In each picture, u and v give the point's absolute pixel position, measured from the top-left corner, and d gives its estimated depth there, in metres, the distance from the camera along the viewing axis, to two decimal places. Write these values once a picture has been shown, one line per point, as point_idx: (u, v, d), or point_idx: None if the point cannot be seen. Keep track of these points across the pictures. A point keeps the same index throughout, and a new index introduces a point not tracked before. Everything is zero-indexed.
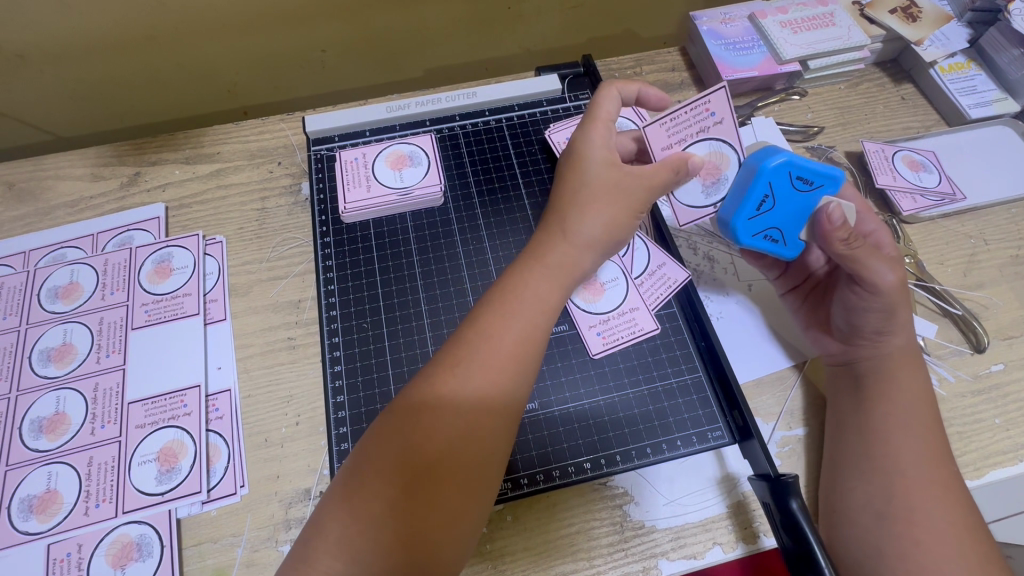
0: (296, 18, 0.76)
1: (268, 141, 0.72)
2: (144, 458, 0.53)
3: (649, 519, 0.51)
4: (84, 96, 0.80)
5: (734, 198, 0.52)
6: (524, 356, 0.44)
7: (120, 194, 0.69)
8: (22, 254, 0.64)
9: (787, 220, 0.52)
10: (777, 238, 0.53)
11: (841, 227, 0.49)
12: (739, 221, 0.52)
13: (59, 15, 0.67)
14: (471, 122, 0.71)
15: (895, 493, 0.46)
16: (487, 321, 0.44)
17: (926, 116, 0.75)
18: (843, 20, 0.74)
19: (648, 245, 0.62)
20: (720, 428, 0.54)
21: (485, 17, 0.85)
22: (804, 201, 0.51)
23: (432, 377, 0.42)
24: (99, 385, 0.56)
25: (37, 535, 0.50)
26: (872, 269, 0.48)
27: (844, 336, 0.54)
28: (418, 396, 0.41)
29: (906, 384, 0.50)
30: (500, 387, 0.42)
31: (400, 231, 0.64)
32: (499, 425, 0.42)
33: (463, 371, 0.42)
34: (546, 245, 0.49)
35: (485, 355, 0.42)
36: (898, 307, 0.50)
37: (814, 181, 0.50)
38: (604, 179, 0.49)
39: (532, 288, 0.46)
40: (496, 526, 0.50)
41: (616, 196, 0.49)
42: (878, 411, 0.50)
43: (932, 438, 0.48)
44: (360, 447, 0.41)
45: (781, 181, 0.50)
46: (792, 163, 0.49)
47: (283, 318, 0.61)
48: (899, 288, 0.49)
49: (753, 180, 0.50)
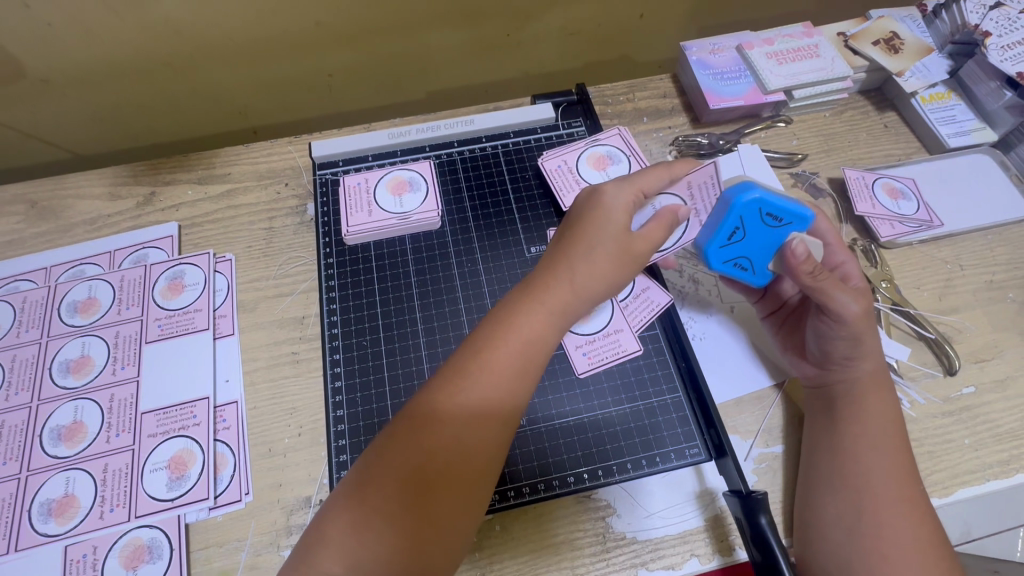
0: (304, 45, 0.81)
1: (276, 163, 0.75)
2: (155, 466, 0.56)
3: (630, 530, 0.54)
4: (104, 118, 0.84)
5: (710, 226, 0.56)
6: (516, 393, 0.46)
7: (137, 212, 0.72)
8: (44, 269, 0.68)
9: (755, 251, 0.56)
10: (745, 266, 0.57)
11: (805, 261, 0.51)
12: (711, 249, 0.56)
13: (83, 42, 0.72)
14: (468, 148, 0.74)
15: (861, 509, 0.49)
16: (482, 349, 0.46)
17: (908, 144, 0.78)
18: (827, 51, 0.77)
19: None
20: (696, 445, 0.57)
21: (486, 44, 0.89)
22: (773, 235, 0.54)
23: (429, 404, 0.44)
24: (114, 396, 0.60)
25: (55, 537, 0.53)
26: (834, 300, 0.52)
27: (818, 359, 0.56)
28: (418, 416, 0.44)
29: (876, 407, 0.53)
30: (491, 419, 0.45)
31: (399, 252, 0.67)
32: (491, 449, 0.45)
33: (459, 394, 0.45)
34: (547, 286, 0.49)
35: (480, 379, 0.45)
36: (864, 334, 0.53)
37: (783, 218, 0.53)
38: (617, 236, 0.51)
39: (529, 321, 0.48)
40: (485, 535, 0.53)
41: (622, 254, 0.51)
42: (848, 431, 0.53)
43: (898, 458, 0.51)
44: (361, 462, 0.44)
45: (749, 218, 0.53)
46: (762, 201, 0.52)
47: (287, 333, 0.64)
48: (863, 317, 0.52)
49: (725, 213, 0.53)
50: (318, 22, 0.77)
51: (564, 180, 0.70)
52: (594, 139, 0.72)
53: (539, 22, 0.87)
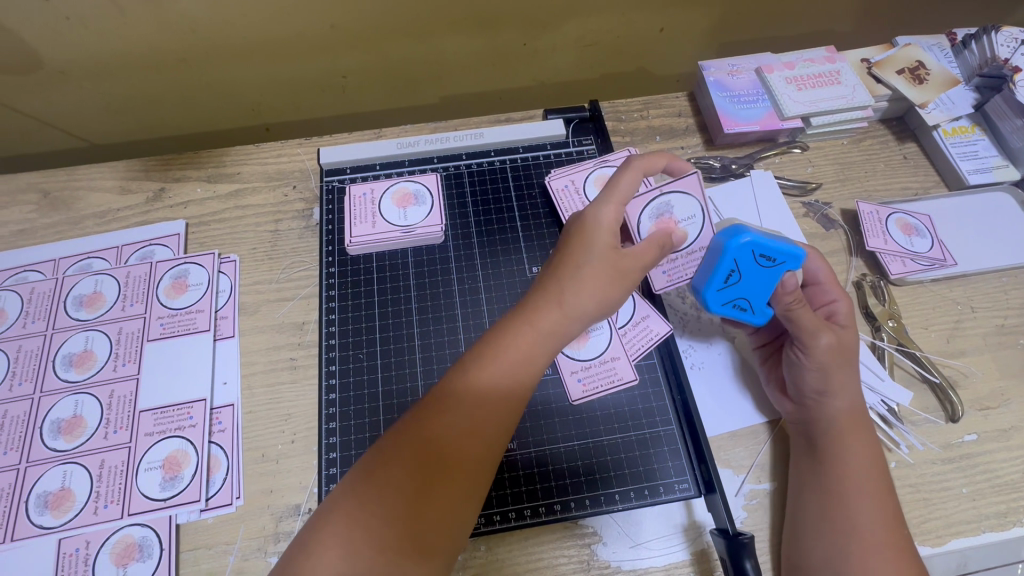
0: (319, 46, 0.80)
1: (285, 165, 0.76)
2: (150, 465, 0.57)
3: (615, 559, 0.54)
4: (120, 110, 0.85)
5: (707, 268, 0.56)
6: (505, 411, 0.47)
7: (146, 208, 0.73)
8: (53, 261, 0.69)
9: (754, 292, 0.55)
10: (745, 308, 0.56)
11: (791, 292, 0.54)
12: (709, 292, 0.56)
13: (99, 36, 0.72)
14: (476, 162, 0.74)
15: (844, 550, 0.49)
16: (473, 370, 0.47)
17: (927, 177, 0.76)
18: (849, 78, 0.76)
19: (635, 297, 0.64)
20: (686, 480, 0.57)
21: (501, 52, 0.88)
22: (768, 276, 0.54)
23: (419, 420, 0.45)
24: (114, 392, 0.61)
25: (50, 529, 0.54)
26: (803, 329, 0.54)
27: (795, 395, 0.56)
28: (410, 430, 0.44)
29: (866, 451, 0.53)
30: (479, 436, 0.45)
31: (401, 265, 0.67)
32: (479, 466, 0.45)
33: (447, 413, 0.45)
34: (541, 307, 0.50)
35: (469, 398, 0.46)
36: (833, 368, 0.54)
37: (776, 258, 0.53)
38: (612, 255, 0.52)
39: (522, 338, 0.49)
40: (469, 556, 0.54)
41: (616, 275, 0.52)
42: (836, 471, 0.52)
43: (884, 500, 0.51)
44: (348, 479, 0.44)
45: (743, 260, 0.54)
46: (756, 243, 0.53)
47: (286, 339, 0.64)
48: (830, 350, 0.54)
49: (719, 256, 0.54)
50: (334, 25, 0.77)
51: (570, 201, 0.69)
52: (603, 160, 0.71)
53: (556, 32, 0.86)
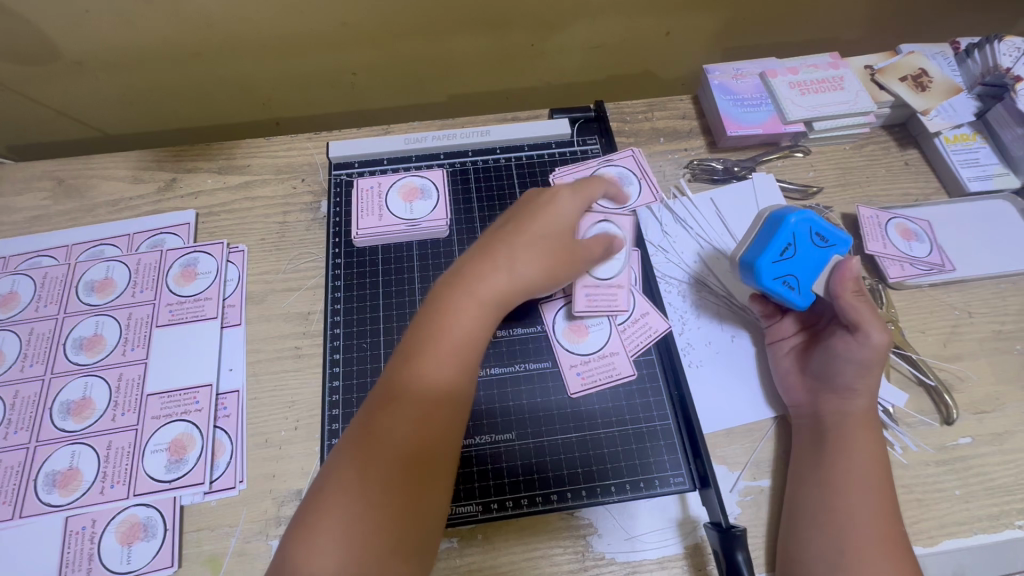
0: (330, 43, 0.82)
1: (294, 158, 0.77)
2: (156, 447, 0.58)
3: (610, 551, 0.55)
4: (133, 102, 0.87)
5: (761, 242, 0.57)
6: (458, 384, 0.49)
7: (157, 197, 0.75)
8: (66, 247, 0.70)
9: (804, 270, 0.56)
10: (793, 286, 0.56)
11: (854, 279, 0.54)
12: (764, 262, 0.56)
13: (116, 29, 0.74)
14: (482, 158, 0.75)
15: (839, 542, 0.50)
16: (420, 354, 0.49)
17: (927, 184, 0.77)
18: (853, 84, 0.76)
19: (636, 294, 0.65)
20: (681, 474, 0.58)
21: (509, 52, 0.89)
22: (819, 256, 0.56)
23: (374, 412, 0.46)
24: (123, 375, 0.62)
25: (58, 507, 0.55)
26: (864, 321, 0.54)
27: (823, 384, 0.57)
28: (361, 429, 0.46)
29: (869, 447, 0.54)
30: (438, 412, 0.47)
31: (405, 258, 0.69)
32: (443, 439, 0.46)
33: (399, 401, 0.46)
34: (484, 285, 0.53)
35: (419, 381, 0.47)
36: (875, 365, 0.54)
37: (829, 239, 0.56)
38: (547, 237, 0.56)
39: (465, 317, 0.51)
40: (467, 543, 0.55)
41: (554, 254, 0.56)
42: (836, 466, 0.53)
43: (884, 497, 0.51)
44: (320, 480, 0.45)
45: (798, 234, 0.56)
46: (813, 221, 0.56)
47: (292, 328, 0.66)
48: (883, 349, 0.54)
49: (779, 227, 0.56)
50: (345, 22, 0.79)
51: None
52: (607, 159, 0.73)
53: (564, 33, 0.87)
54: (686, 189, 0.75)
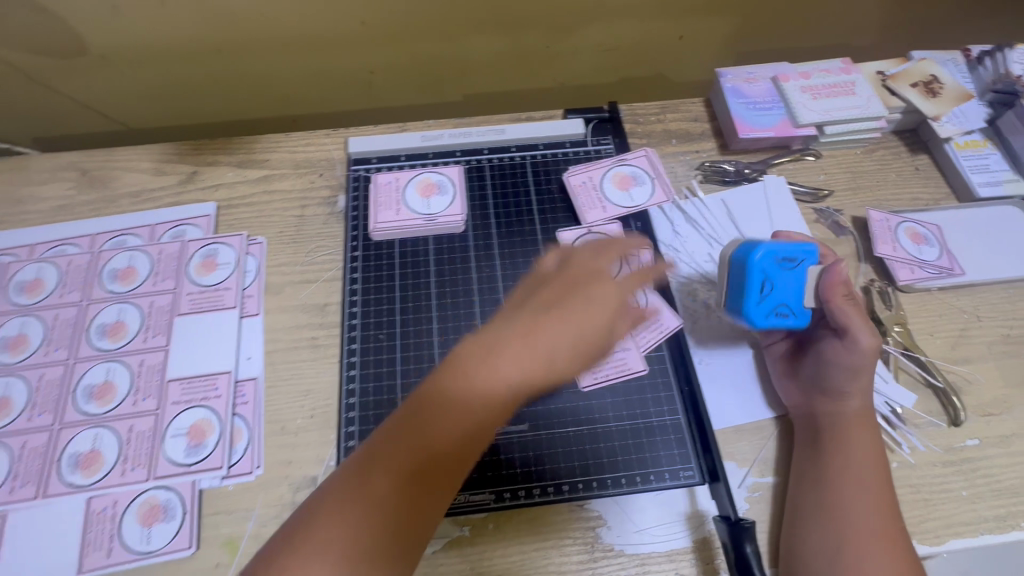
0: (349, 42, 0.84)
1: (313, 154, 0.78)
2: (176, 432, 0.60)
3: (619, 543, 0.56)
4: (155, 97, 0.88)
5: (738, 288, 0.57)
6: (461, 460, 0.45)
7: (179, 189, 0.76)
8: (90, 236, 0.72)
9: (788, 294, 0.57)
10: (787, 312, 0.57)
11: (842, 284, 0.57)
12: (751, 308, 0.56)
13: (142, 25, 0.76)
14: (498, 156, 0.76)
15: (838, 536, 0.51)
16: (440, 414, 0.45)
17: (937, 189, 0.77)
18: (864, 89, 0.77)
19: (647, 292, 0.66)
20: (691, 468, 0.59)
21: (523, 53, 0.91)
22: (795, 276, 0.57)
23: (375, 460, 0.43)
24: (145, 361, 0.63)
25: (80, 488, 0.57)
26: (854, 325, 0.56)
27: (812, 386, 0.58)
28: (361, 468, 0.43)
29: (864, 444, 0.55)
30: (429, 484, 0.43)
31: (422, 252, 0.70)
32: (430, 512, 0.43)
33: (405, 455, 0.43)
34: (522, 358, 0.47)
35: (428, 439, 0.44)
36: (864, 368, 0.56)
37: (796, 257, 0.56)
38: (593, 325, 0.50)
39: (485, 392, 0.46)
40: (477, 531, 0.56)
41: (590, 350, 0.50)
42: (834, 463, 0.54)
43: (883, 494, 0.52)
44: (307, 507, 0.42)
45: (768, 270, 0.56)
46: (775, 251, 0.55)
47: (309, 319, 0.67)
48: (872, 352, 0.56)
49: (749, 272, 0.55)
50: (365, 21, 0.80)
51: (587, 197, 0.71)
52: (621, 159, 0.74)
53: (578, 35, 0.88)
54: (697, 190, 0.76)
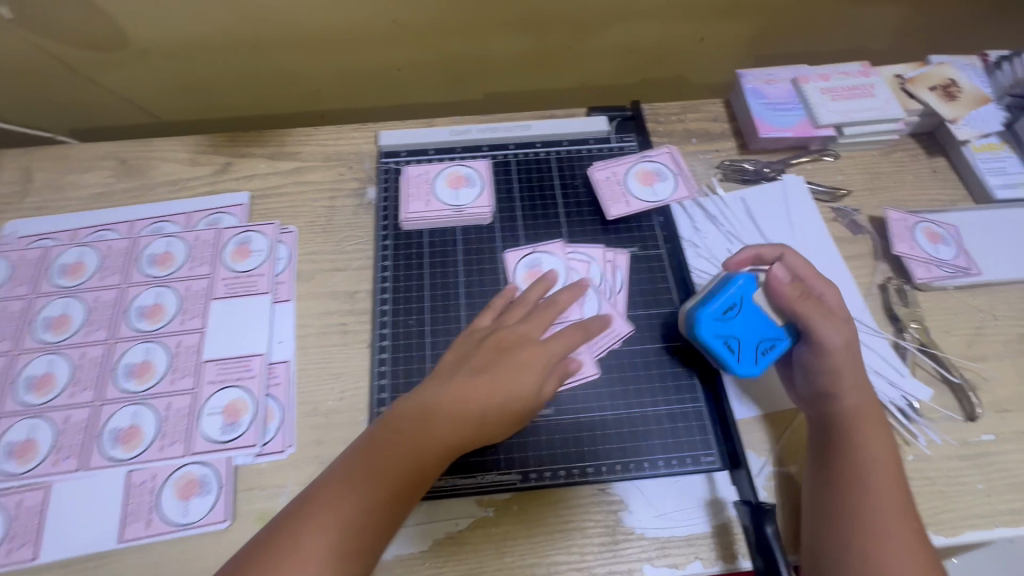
0: (379, 40, 0.86)
1: (342, 147, 0.81)
2: (212, 411, 0.62)
3: (639, 527, 0.57)
4: (189, 91, 0.91)
5: (717, 358, 0.61)
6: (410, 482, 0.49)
7: (214, 178, 0.79)
8: (129, 222, 0.75)
9: (756, 331, 0.60)
10: (771, 342, 0.60)
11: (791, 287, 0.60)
12: (743, 367, 0.59)
13: (183, 20, 0.79)
14: (524, 151, 0.78)
15: (846, 536, 0.51)
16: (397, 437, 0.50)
17: (954, 190, 0.78)
18: (883, 92, 0.79)
19: (600, 299, 0.66)
20: (712, 454, 0.60)
21: (546, 53, 0.93)
22: (748, 314, 0.60)
23: (339, 475, 0.48)
24: (182, 342, 0.66)
25: (121, 461, 0.59)
26: (816, 326, 0.57)
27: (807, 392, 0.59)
28: (328, 480, 0.48)
29: (874, 441, 0.55)
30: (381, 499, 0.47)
31: (450, 241, 0.72)
32: (382, 525, 0.47)
33: (365, 470, 0.48)
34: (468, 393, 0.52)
35: (382, 458, 0.49)
36: (843, 368, 0.57)
37: (735, 302, 0.60)
38: (522, 388, 0.53)
39: (437, 420, 0.51)
40: (502, 513, 0.58)
41: (525, 404, 0.53)
42: (838, 464, 0.54)
43: (891, 491, 0.52)
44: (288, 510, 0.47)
45: (720, 329, 0.60)
46: (710, 312, 0.60)
47: (339, 305, 0.69)
48: (843, 350, 0.57)
49: (712, 343, 0.60)
50: (395, 20, 0.83)
51: (611, 191, 0.73)
52: (645, 155, 0.75)
53: (601, 36, 0.91)
54: (717, 187, 0.77)
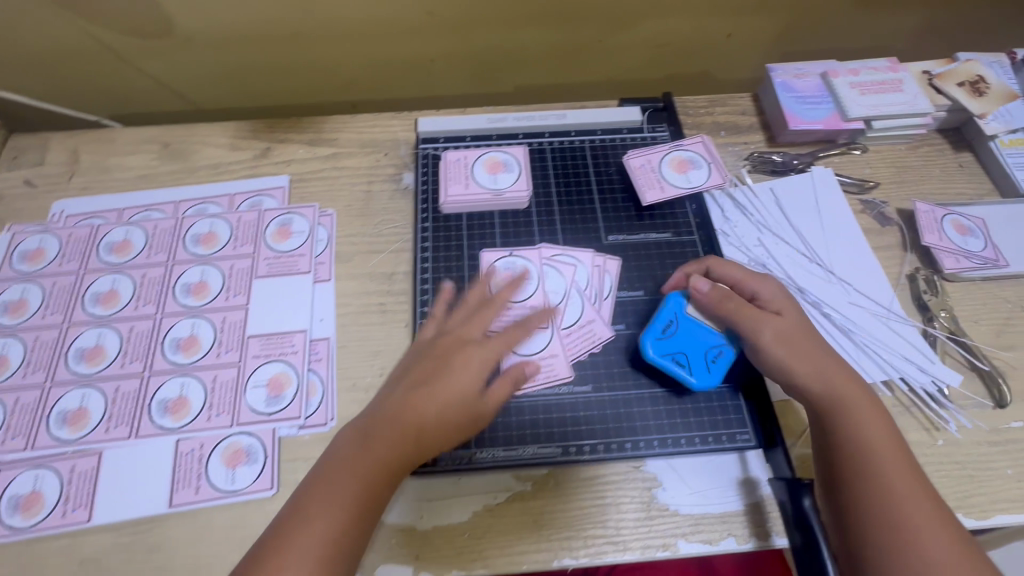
0: (414, 31, 0.88)
1: (379, 134, 0.83)
2: (257, 384, 0.64)
3: (673, 504, 0.58)
4: (228, 79, 0.94)
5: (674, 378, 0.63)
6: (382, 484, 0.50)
7: (254, 162, 0.81)
8: (174, 203, 0.77)
9: (699, 344, 0.62)
10: (717, 350, 0.62)
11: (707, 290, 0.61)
12: (701, 381, 0.61)
13: (226, 10, 0.81)
14: (559, 140, 0.80)
15: (858, 533, 0.48)
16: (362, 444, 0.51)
17: (981, 185, 0.80)
18: (911, 87, 0.80)
19: (583, 303, 0.67)
20: (748, 432, 0.61)
21: (576, 47, 0.95)
22: (687, 332, 0.63)
23: (315, 482, 0.49)
24: (227, 318, 0.68)
25: (170, 430, 0.61)
26: (744, 326, 0.58)
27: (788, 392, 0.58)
28: (306, 488, 0.49)
29: (872, 427, 0.52)
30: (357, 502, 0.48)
31: (489, 225, 0.74)
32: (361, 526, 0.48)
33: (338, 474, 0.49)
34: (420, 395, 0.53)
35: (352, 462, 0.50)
36: (786, 363, 0.56)
37: (671, 322, 0.63)
38: (466, 385, 0.54)
39: (396, 421, 0.52)
40: (539, 488, 0.59)
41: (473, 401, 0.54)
42: (838, 458, 0.51)
43: (903, 479, 0.49)
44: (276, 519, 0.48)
45: (665, 348, 0.62)
46: (653, 336, 0.63)
47: (377, 286, 0.71)
48: (777, 343, 0.57)
49: (665, 365, 0.62)
50: (431, 12, 0.85)
51: (646, 178, 0.74)
52: (678, 144, 0.77)
53: (630, 30, 0.92)
54: (745, 178, 0.79)
